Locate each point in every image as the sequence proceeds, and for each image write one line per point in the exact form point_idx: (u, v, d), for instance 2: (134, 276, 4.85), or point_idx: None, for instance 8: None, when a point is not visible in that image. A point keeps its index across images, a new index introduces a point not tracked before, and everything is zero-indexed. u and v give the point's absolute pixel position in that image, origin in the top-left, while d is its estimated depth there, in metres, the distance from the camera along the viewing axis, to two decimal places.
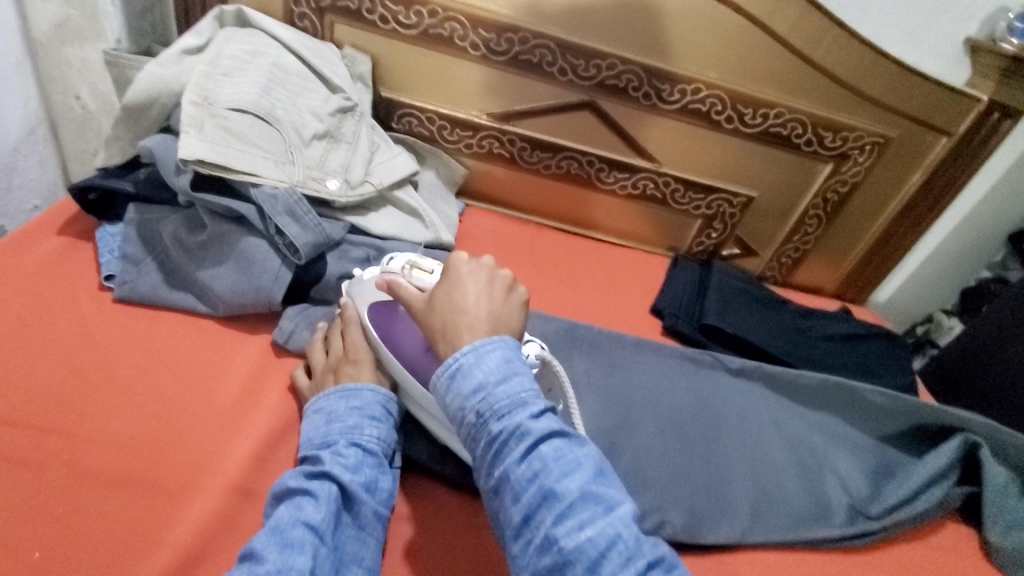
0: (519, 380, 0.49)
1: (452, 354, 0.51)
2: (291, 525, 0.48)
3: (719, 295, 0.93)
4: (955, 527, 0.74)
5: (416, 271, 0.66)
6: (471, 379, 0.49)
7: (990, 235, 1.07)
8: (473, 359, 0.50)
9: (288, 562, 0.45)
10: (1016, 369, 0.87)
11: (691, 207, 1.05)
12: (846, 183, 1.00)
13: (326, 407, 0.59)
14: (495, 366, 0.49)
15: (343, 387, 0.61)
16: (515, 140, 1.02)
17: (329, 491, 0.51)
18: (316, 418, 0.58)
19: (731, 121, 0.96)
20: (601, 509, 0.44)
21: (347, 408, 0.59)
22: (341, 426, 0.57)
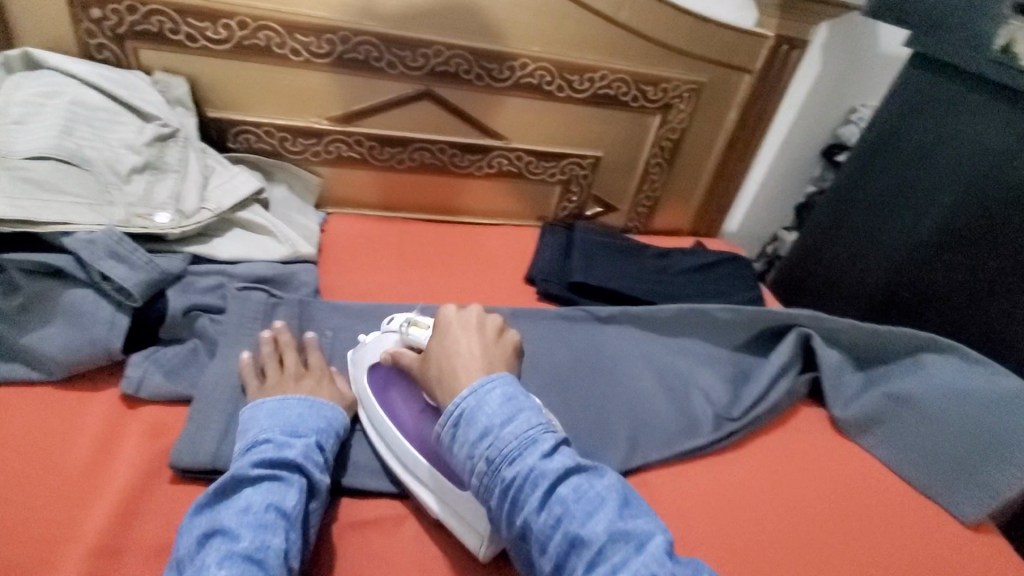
0: (525, 418, 0.54)
1: (453, 400, 0.57)
2: (266, 510, 0.51)
3: (582, 253, 1.00)
4: (809, 411, 0.83)
5: (413, 327, 0.69)
6: (477, 423, 0.54)
7: (806, 154, 1.22)
8: (474, 402, 0.55)
9: (265, 543, 0.49)
10: (841, 263, 0.98)
11: (547, 175, 1.11)
12: (675, 129, 1.10)
13: (286, 404, 0.61)
14: (497, 408, 0.55)
15: (309, 398, 0.64)
16: (362, 140, 1.01)
17: (301, 481, 0.55)
18: (278, 411, 0.61)
19: (563, 89, 1.01)
20: (633, 548, 0.47)
21: (310, 411, 0.62)
22: (308, 424, 0.61)
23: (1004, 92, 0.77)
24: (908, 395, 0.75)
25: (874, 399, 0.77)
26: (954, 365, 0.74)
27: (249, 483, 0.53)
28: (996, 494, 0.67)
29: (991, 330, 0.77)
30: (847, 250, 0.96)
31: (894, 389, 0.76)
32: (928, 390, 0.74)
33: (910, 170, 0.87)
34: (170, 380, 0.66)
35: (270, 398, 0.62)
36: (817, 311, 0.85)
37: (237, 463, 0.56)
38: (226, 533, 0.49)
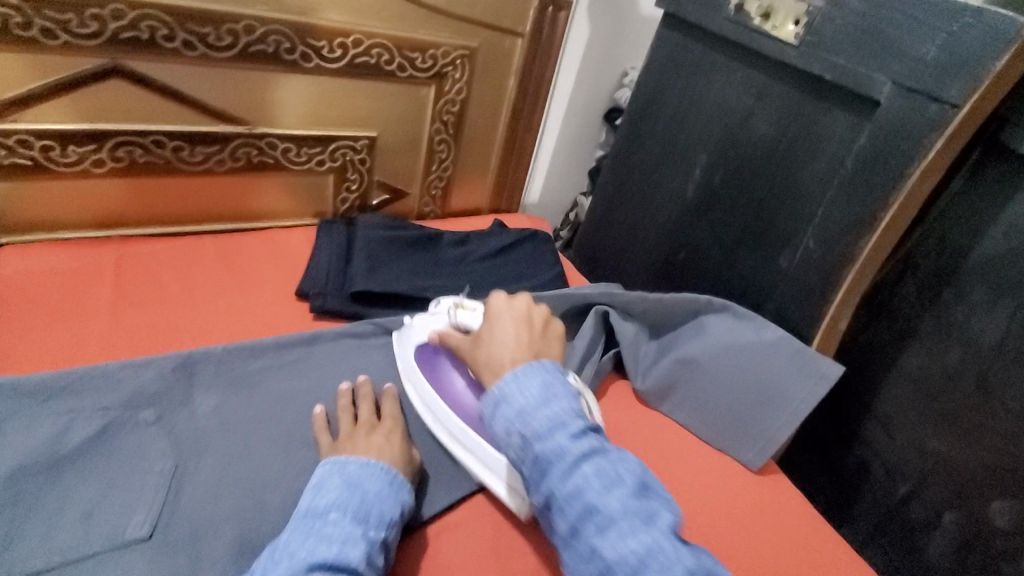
0: (560, 401, 0.50)
1: (497, 382, 0.54)
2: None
3: (365, 253, 0.86)
4: (616, 385, 0.82)
5: (460, 311, 0.69)
6: (514, 405, 0.51)
7: (590, 118, 1.21)
8: (515, 386, 0.52)
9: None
10: (629, 228, 0.99)
11: (313, 164, 0.93)
12: (455, 101, 0.99)
13: (362, 480, 0.52)
14: (535, 391, 0.51)
15: (390, 469, 0.55)
16: (27, 140, 0.72)
17: None
18: (353, 488, 0.51)
19: (310, 59, 0.84)
20: (642, 524, 0.43)
21: (387, 490, 0.53)
22: (377, 509, 0.51)
23: (739, 51, 0.79)
24: (694, 356, 0.77)
25: (667, 366, 0.78)
26: (727, 321, 0.77)
27: None
28: (772, 438, 0.72)
29: (749, 277, 0.80)
30: (634, 214, 0.98)
31: (682, 353, 0.78)
32: (710, 349, 0.76)
33: (674, 133, 0.90)
34: None
35: (348, 466, 0.53)
36: (610, 285, 0.84)
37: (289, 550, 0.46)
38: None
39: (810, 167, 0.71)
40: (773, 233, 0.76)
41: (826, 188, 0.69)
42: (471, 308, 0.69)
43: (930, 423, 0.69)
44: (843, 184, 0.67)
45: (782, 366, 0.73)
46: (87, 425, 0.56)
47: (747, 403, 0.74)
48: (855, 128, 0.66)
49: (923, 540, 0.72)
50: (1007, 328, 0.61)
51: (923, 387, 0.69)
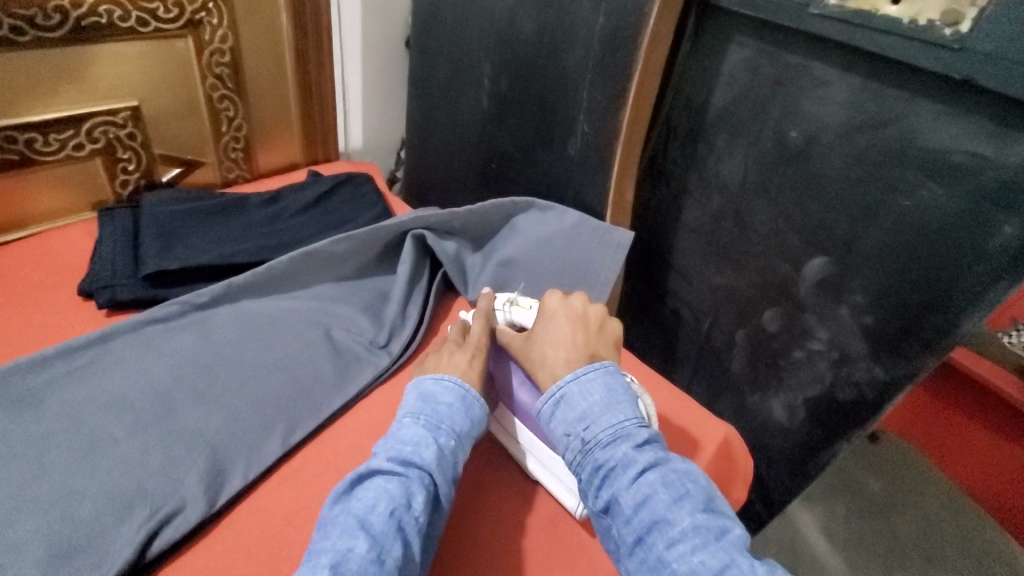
0: (623, 410, 0.53)
1: (555, 382, 0.57)
2: (390, 512, 0.47)
3: (157, 232, 0.79)
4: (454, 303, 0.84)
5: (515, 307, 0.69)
6: (575, 409, 0.54)
7: (390, 47, 1.16)
8: (575, 388, 0.55)
9: (383, 554, 0.44)
10: (445, 151, 1.00)
11: (69, 149, 0.82)
12: (223, 50, 0.90)
13: (436, 392, 0.58)
14: (598, 396, 0.54)
15: (463, 386, 0.59)
16: None
17: (421, 478, 0.50)
18: (428, 399, 0.57)
19: (23, 33, 0.72)
20: (713, 537, 0.45)
21: (459, 406, 0.57)
22: (445, 420, 0.56)
23: None
24: (512, 256, 0.81)
25: (490, 271, 0.81)
26: (535, 217, 0.82)
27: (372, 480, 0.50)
28: None
29: (549, 171, 0.84)
30: (446, 135, 0.98)
31: (501, 256, 0.82)
32: (523, 246, 0.81)
33: (458, 45, 0.90)
34: None
35: (426, 379, 0.59)
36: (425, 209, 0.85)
37: (375, 450, 0.53)
38: (333, 550, 0.45)
39: (571, 54, 0.74)
40: (557, 125, 0.80)
41: (585, 72, 0.73)
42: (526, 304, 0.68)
43: (713, 263, 0.80)
44: (596, 66, 0.71)
45: (587, 245, 0.79)
46: None
47: (564, 286, 0.80)
48: (595, 8, 0.69)
49: (727, 360, 0.84)
50: (745, 165, 0.71)
51: (699, 233, 0.79)
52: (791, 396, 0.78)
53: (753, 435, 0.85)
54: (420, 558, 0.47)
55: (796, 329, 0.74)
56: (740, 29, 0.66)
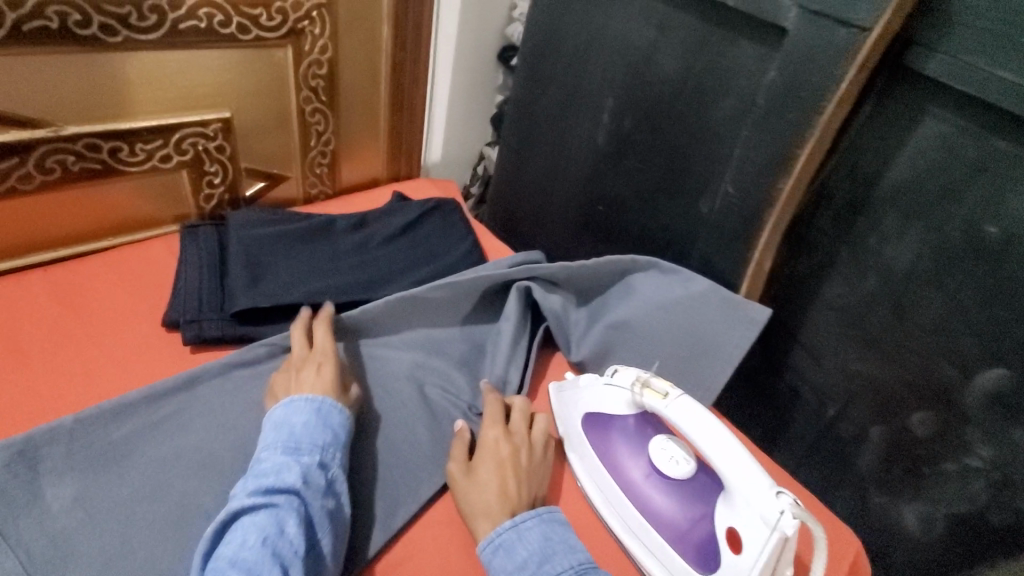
0: (560, 558, 0.49)
1: (493, 528, 0.52)
2: (260, 545, 0.44)
3: (245, 260, 0.74)
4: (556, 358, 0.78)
5: (648, 392, 0.57)
6: (513, 560, 0.49)
7: (484, 61, 1.08)
8: (512, 535, 0.51)
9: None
10: (541, 184, 0.92)
11: (156, 161, 0.76)
12: (321, 62, 0.84)
13: (287, 415, 0.54)
14: (535, 545, 0.50)
15: (315, 399, 0.56)
16: None
17: (287, 503, 0.47)
18: (280, 426, 0.53)
19: (116, 32, 0.66)
20: None
21: (317, 420, 0.54)
22: (306, 440, 0.52)
23: None
24: (626, 320, 0.73)
25: (599, 334, 0.74)
26: (655, 279, 0.74)
27: (246, 513, 0.46)
28: (709, 388, 0.70)
29: (670, 226, 0.76)
30: (544, 168, 0.90)
31: (614, 318, 0.74)
32: (640, 310, 0.73)
33: (574, 74, 0.81)
34: None
35: (274, 411, 0.55)
36: (529, 257, 0.78)
37: (237, 490, 0.49)
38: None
39: (720, 106, 0.65)
40: (689, 178, 0.71)
41: (739, 129, 0.64)
42: (661, 391, 0.56)
43: (855, 349, 0.70)
44: (754, 124, 0.62)
45: (710, 316, 0.70)
46: None
47: (681, 361, 0.71)
48: (763, 60, 0.61)
49: (852, 452, 0.75)
50: (918, 252, 0.61)
51: (842, 314, 0.70)
52: (929, 508, 0.69)
53: (873, 538, 0.76)
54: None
55: (952, 439, 0.64)
56: (938, 99, 0.56)
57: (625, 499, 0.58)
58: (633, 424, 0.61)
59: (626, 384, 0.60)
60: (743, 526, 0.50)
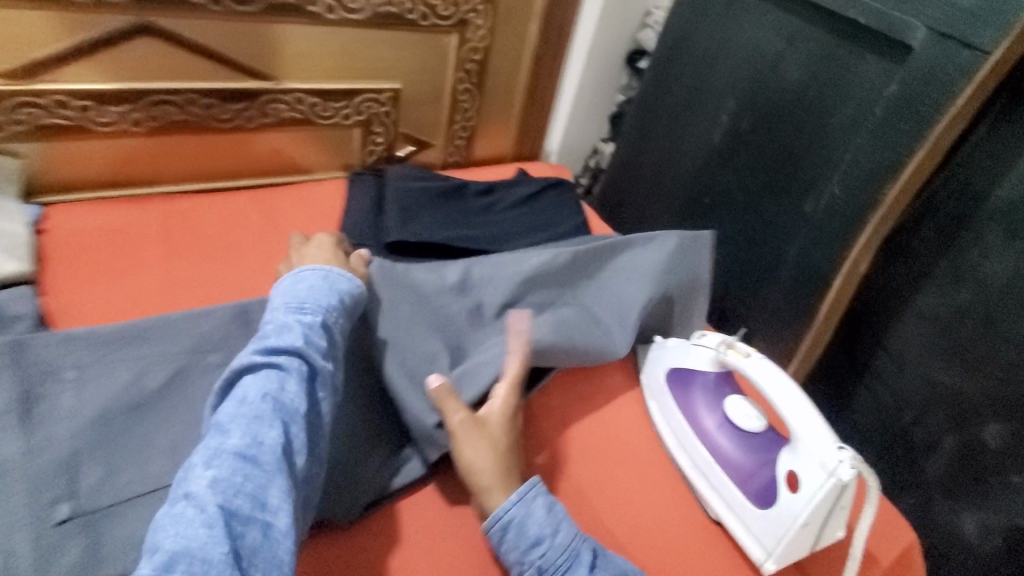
0: (565, 528, 0.54)
1: (497, 509, 0.54)
2: (262, 400, 0.46)
3: (398, 205, 0.90)
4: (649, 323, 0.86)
5: (732, 352, 0.66)
6: (526, 534, 0.53)
7: (613, 62, 1.19)
8: (523, 512, 0.54)
9: (258, 438, 0.44)
10: (651, 176, 1.01)
11: (340, 118, 0.94)
12: (478, 49, 0.98)
13: (297, 282, 0.57)
14: (543, 517, 0.54)
15: (325, 269, 0.60)
16: (69, 101, 0.74)
17: (294, 363, 0.49)
18: (288, 290, 0.56)
19: (334, 11, 0.83)
20: None
21: (321, 285, 0.57)
22: (311, 303, 0.55)
23: None
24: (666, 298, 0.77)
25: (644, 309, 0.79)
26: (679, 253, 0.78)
27: (251, 372, 0.48)
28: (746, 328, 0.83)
29: (772, 223, 0.83)
30: (656, 163, 0.99)
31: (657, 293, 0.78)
32: (620, 321, 0.73)
33: (700, 77, 0.89)
34: None
35: (282, 281, 0.59)
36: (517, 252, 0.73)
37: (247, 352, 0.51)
38: (210, 447, 0.43)
39: (839, 113, 0.73)
40: (797, 179, 0.79)
41: (852, 135, 0.72)
42: (744, 351, 0.65)
43: (940, 358, 0.73)
44: (871, 130, 0.69)
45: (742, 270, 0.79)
46: (158, 372, 0.60)
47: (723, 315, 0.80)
48: (886, 73, 0.68)
49: (921, 459, 0.77)
50: (1019, 267, 0.64)
51: (936, 323, 0.73)
52: (988, 517, 0.71)
53: (929, 546, 0.78)
54: (306, 437, 0.47)
55: None
56: None
57: (698, 443, 0.66)
58: (711, 381, 0.69)
59: (711, 344, 0.68)
60: (800, 471, 0.57)
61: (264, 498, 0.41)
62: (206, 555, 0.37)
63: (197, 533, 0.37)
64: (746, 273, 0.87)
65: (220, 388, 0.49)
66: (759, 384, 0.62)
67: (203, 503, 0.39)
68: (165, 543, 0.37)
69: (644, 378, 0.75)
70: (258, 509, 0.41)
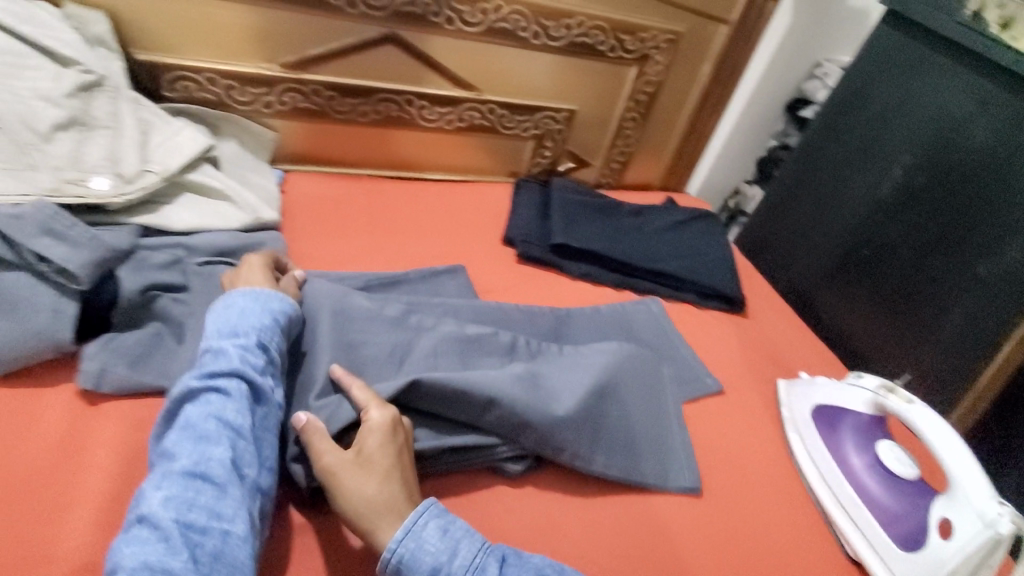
0: (463, 550, 0.48)
1: (383, 545, 0.47)
2: (206, 419, 0.47)
3: (561, 212, 0.98)
4: (794, 360, 0.87)
5: (892, 398, 0.66)
6: (420, 568, 0.47)
7: (773, 108, 1.22)
8: (411, 545, 0.47)
9: (205, 455, 0.46)
10: (802, 221, 1.02)
11: (520, 130, 1.05)
12: (651, 82, 1.07)
13: (237, 300, 0.57)
14: (436, 543, 0.48)
15: (253, 290, 0.59)
16: (320, 90, 0.91)
17: (238, 387, 0.50)
18: (227, 306, 0.56)
19: (538, 37, 0.95)
20: None
21: (254, 308, 0.57)
22: (249, 324, 0.55)
23: (963, 54, 0.80)
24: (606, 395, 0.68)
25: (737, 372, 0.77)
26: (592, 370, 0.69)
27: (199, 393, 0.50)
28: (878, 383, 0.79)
29: (936, 281, 0.82)
30: (809, 209, 1.01)
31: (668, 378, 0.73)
32: (568, 386, 0.64)
33: (875, 129, 0.91)
34: (134, 371, 0.59)
35: (213, 304, 0.58)
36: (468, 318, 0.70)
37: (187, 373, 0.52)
38: (161, 469, 0.45)
39: None
40: (971, 239, 0.78)
41: None
42: (906, 397, 0.65)
43: None
44: None
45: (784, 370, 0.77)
46: None
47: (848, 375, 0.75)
48: None
49: None
50: None
51: None
52: None
53: None
54: (255, 453, 0.48)
55: None
56: None
57: (844, 481, 0.66)
58: (863, 423, 0.69)
59: (869, 386, 0.69)
60: (957, 522, 0.57)
61: (221, 510, 0.43)
62: (162, 566, 0.39)
63: (154, 548, 0.40)
64: (902, 327, 0.86)
65: (165, 412, 0.50)
66: (922, 432, 0.62)
67: (167, 515, 0.42)
68: (129, 557, 0.40)
69: (785, 409, 0.76)
70: (213, 520, 0.43)
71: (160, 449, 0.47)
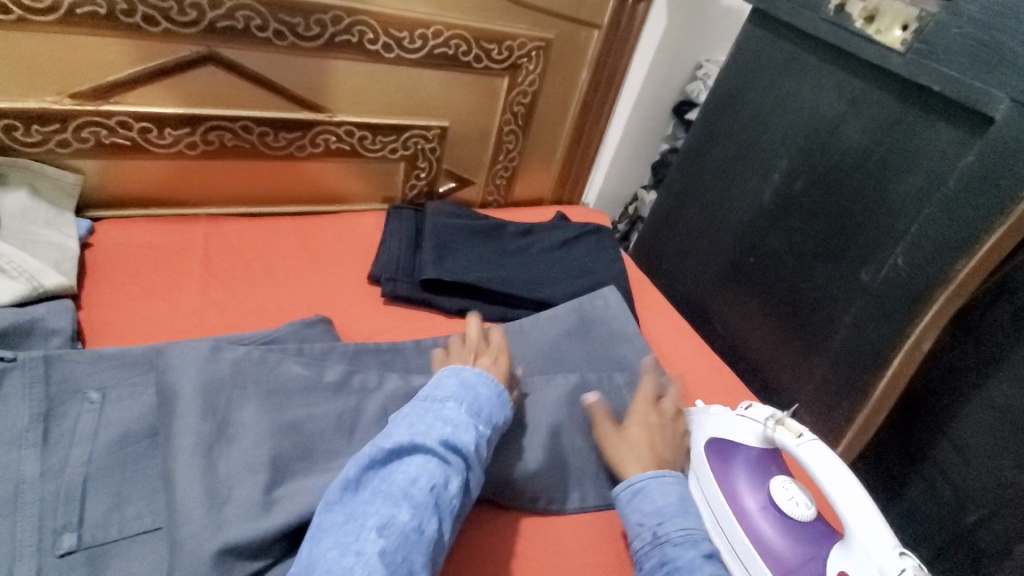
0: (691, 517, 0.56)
1: (633, 474, 0.59)
2: (428, 491, 0.46)
3: (434, 241, 0.89)
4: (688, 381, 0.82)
5: (783, 430, 0.61)
6: (652, 503, 0.56)
7: (660, 111, 1.18)
8: (655, 483, 0.57)
9: (422, 526, 0.44)
10: (695, 228, 0.97)
11: (386, 151, 0.95)
12: (526, 93, 0.99)
13: (475, 383, 0.56)
14: (673, 495, 0.57)
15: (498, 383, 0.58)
16: (129, 121, 0.76)
17: (464, 467, 0.49)
18: (468, 387, 0.55)
19: (390, 49, 0.85)
20: None
21: (494, 404, 0.56)
22: (482, 414, 0.54)
23: (831, 51, 0.76)
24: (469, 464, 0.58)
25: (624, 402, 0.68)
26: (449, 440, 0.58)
27: (422, 452, 0.48)
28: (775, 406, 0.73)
29: (825, 288, 0.78)
30: (700, 216, 0.96)
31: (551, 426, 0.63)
32: None
33: (754, 132, 0.87)
34: None
35: (466, 370, 0.58)
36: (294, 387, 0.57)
37: (413, 424, 0.50)
38: (378, 513, 0.43)
39: (909, 180, 0.68)
40: (856, 245, 0.74)
41: (922, 206, 0.67)
42: (796, 431, 0.60)
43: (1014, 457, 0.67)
44: (941, 202, 0.65)
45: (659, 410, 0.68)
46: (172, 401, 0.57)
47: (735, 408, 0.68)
48: (962, 144, 0.63)
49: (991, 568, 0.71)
50: None
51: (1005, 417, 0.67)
52: None
53: None
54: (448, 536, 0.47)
55: None
56: None
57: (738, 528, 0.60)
58: (755, 457, 0.64)
59: (760, 418, 0.63)
60: None
61: None
62: None
63: None
64: (797, 338, 0.82)
65: (385, 450, 0.48)
66: (817, 474, 0.56)
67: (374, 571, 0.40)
68: None
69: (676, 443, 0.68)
70: None
71: (384, 489, 0.45)
